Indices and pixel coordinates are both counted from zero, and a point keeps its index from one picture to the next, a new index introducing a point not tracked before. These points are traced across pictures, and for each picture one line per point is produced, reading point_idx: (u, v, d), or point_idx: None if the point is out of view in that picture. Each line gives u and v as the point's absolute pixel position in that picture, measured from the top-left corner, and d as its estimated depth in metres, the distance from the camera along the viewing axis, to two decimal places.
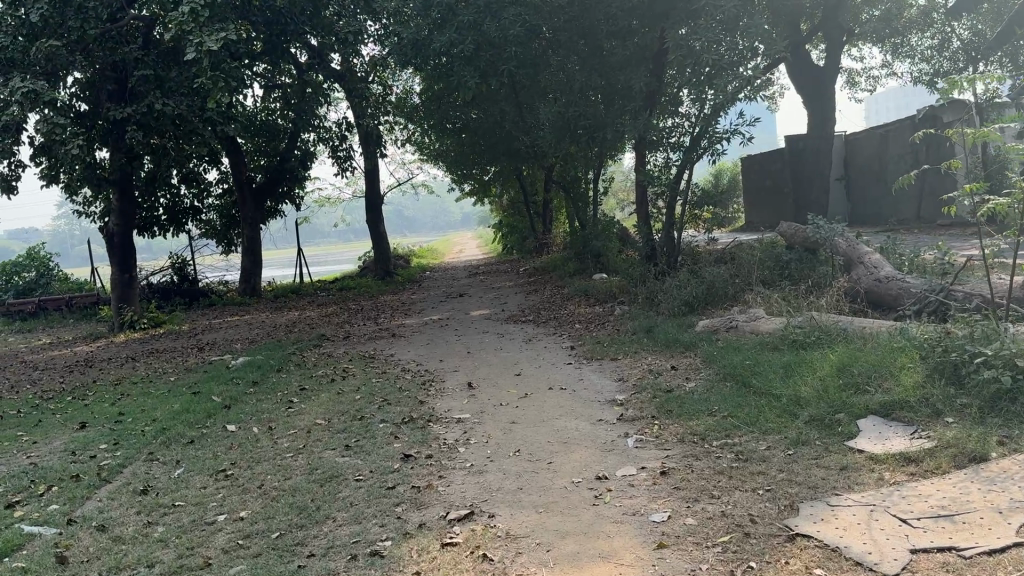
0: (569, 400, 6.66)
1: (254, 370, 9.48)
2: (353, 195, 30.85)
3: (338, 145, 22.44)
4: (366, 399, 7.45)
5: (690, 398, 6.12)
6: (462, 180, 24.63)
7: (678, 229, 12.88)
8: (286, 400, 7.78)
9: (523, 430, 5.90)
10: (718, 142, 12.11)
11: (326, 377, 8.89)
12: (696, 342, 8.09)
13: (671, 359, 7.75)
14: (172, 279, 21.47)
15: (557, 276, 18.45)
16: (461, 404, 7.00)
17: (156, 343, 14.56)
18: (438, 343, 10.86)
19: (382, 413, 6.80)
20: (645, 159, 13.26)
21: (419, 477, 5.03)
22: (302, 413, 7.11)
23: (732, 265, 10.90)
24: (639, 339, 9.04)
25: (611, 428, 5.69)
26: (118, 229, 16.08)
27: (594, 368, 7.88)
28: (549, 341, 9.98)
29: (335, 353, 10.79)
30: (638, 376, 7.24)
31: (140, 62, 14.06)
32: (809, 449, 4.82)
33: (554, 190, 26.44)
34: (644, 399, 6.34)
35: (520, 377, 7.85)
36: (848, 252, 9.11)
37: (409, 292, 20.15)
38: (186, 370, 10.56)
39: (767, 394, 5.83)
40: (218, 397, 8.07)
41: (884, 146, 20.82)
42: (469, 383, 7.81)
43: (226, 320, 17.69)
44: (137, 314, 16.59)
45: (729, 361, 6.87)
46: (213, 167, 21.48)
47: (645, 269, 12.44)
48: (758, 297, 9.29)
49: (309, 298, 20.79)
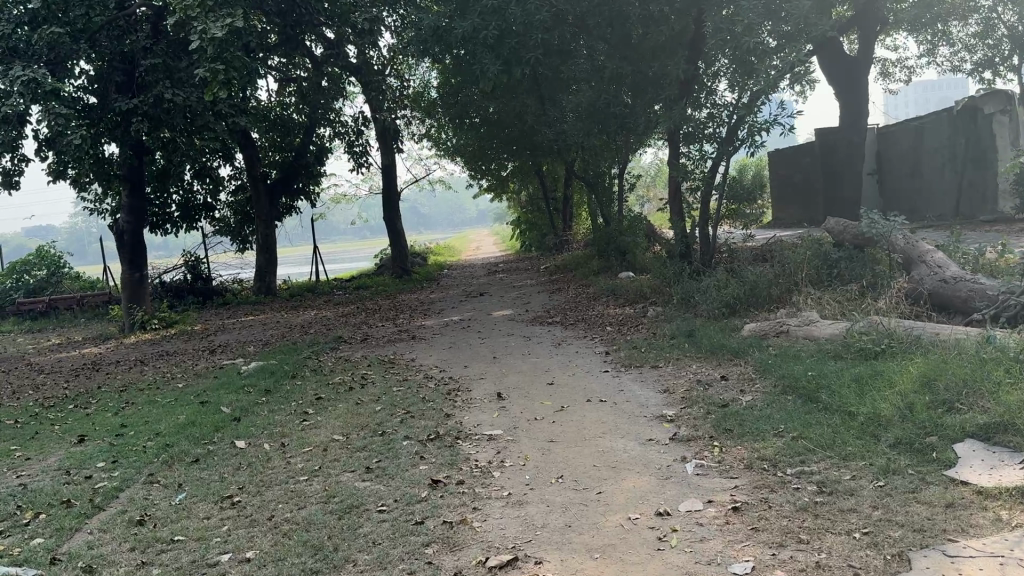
0: (612, 416, 6.01)
1: (266, 377, 8.90)
2: (369, 191, 30.32)
3: (354, 141, 21.88)
4: (387, 411, 6.84)
5: (751, 414, 5.49)
6: (480, 176, 24.02)
7: (713, 226, 12.20)
8: (300, 411, 7.18)
9: (564, 451, 5.26)
10: (757, 134, 11.43)
11: (345, 385, 8.30)
12: (744, 349, 7.45)
13: (719, 367, 7.11)
14: (185, 277, 20.83)
15: (580, 274, 17.82)
16: (491, 418, 6.36)
17: (167, 345, 14.05)
18: (462, 347, 10.24)
19: (405, 428, 6.18)
20: (677, 152, 12.60)
21: (451, 508, 4.40)
22: (318, 428, 6.51)
23: (775, 264, 10.24)
24: (680, 344, 8.40)
25: (665, 450, 5.04)
26: (129, 225, 15.57)
27: (634, 378, 7.24)
28: (581, 345, 9.33)
29: (353, 358, 10.20)
30: (687, 387, 6.58)
31: (150, 52, 13.54)
32: (903, 479, 4.16)
33: (574, 185, 25.79)
34: (697, 414, 5.70)
35: (554, 386, 7.21)
36: (907, 249, 8.42)
37: (427, 291, 19.58)
38: (196, 376, 10.01)
39: (841, 411, 5.18)
40: (227, 408, 7.50)
41: (918, 140, 19.98)
42: (498, 393, 7.18)
43: (239, 319, 17.15)
44: (147, 313, 16.07)
45: (789, 372, 6.23)
46: (227, 163, 20.96)
47: (678, 268, 11.77)
48: (808, 299, 8.63)
49: (326, 297, 20.25)
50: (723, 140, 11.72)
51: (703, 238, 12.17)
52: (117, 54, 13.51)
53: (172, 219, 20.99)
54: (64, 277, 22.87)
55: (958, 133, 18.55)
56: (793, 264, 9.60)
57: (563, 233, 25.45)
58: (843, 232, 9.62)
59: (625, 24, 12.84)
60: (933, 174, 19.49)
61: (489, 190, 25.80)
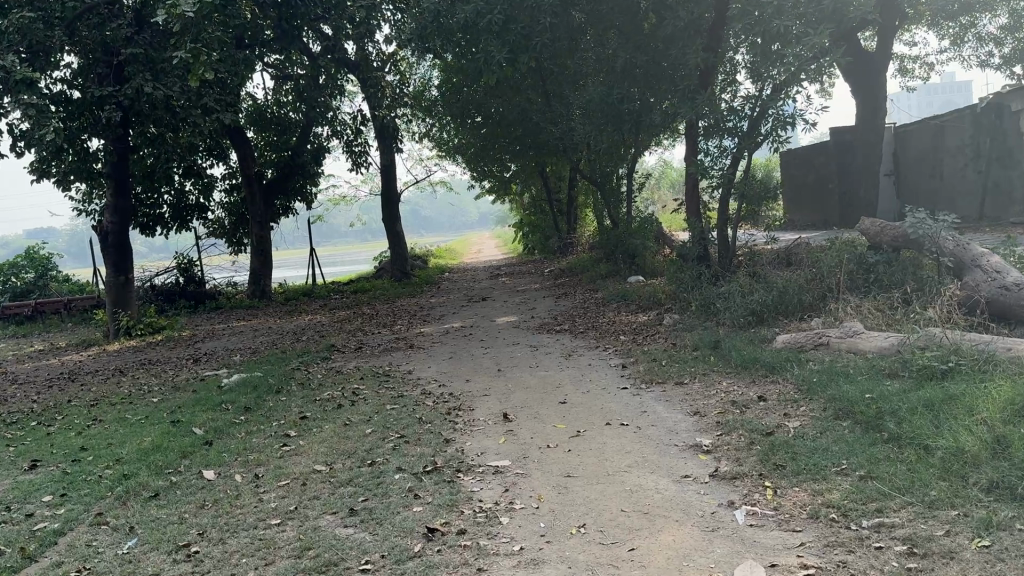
0: (637, 444, 5.19)
1: (249, 392, 8.09)
2: (368, 192, 29.52)
3: (352, 140, 21.10)
4: (379, 435, 6.03)
5: (805, 446, 4.69)
6: (482, 177, 23.19)
7: (732, 228, 11.38)
8: (281, 435, 6.36)
9: (584, 491, 4.44)
10: (784, 129, 10.64)
11: (333, 402, 7.48)
12: (781, 364, 6.64)
13: (755, 386, 6.29)
14: (176, 280, 19.77)
15: (587, 278, 16.96)
16: (497, 445, 5.53)
17: (151, 353, 13.23)
18: (462, 358, 9.42)
19: (397, 457, 5.35)
20: (695, 149, 11.82)
21: (449, 570, 3.58)
22: (298, 456, 5.70)
23: (804, 269, 9.44)
24: (705, 357, 7.57)
25: (705, 492, 4.23)
26: (114, 227, 14.73)
27: (658, 397, 6.42)
28: (593, 357, 8.48)
29: (345, 369, 9.38)
30: (721, 409, 5.77)
31: (131, 41, 12.76)
32: (1013, 536, 3.35)
33: (579, 186, 24.96)
34: (739, 444, 4.90)
35: (568, 407, 6.37)
36: (957, 252, 7.57)
37: (427, 296, 18.75)
38: (174, 389, 9.19)
39: (913, 444, 4.39)
40: (201, 428, 6.71)
41: (938, 139, 19.06)
42: (504, 414, 6.34)
43: (229, 325, 16.31)
44: (133, 318, 15.19)
45: (841, 395, 5.44)
46: (220, 163, 20.20)
47: (697, 273, 10.95)
48: (847, 309, 7.81)
49: (322, 301, 19.39)
50: (744, 135, 10.89)
51: (722, 240, 11.39)
52: (99, 43, 12.74)
53: (163, 219, 20.19)
54: (52, 280, 22.09)
55: (981, 132, 17.67)
56: (826, 269, 8.81)
57: (568, 235, 24.64)
58: (881, 233, 8.80)
59: (637, 12, 12.08)
60: (953, 175, 18.58)
61: (490, 191, 24.98)
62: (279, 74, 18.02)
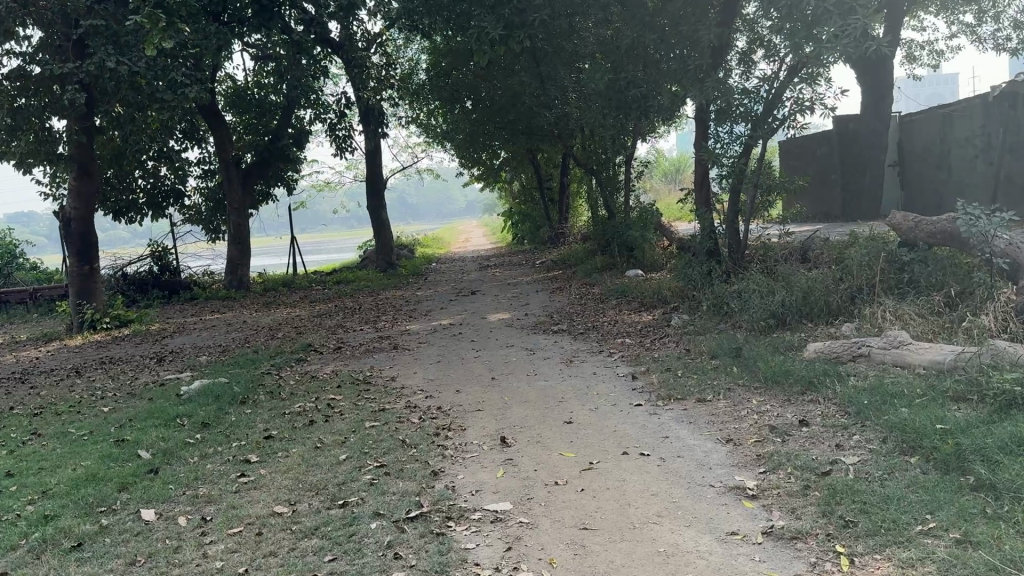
0: (663, 483, 4.33)
1: (212, 402, 7.18)
2: (353, 179, 28.53)
3: (336, 124, 20.07)
4: (354, 464, 5.14)
5: (873, 493, 3.85)
6: (471, 165, 22.26)
7: (745, 220, 10.52)
8: (240, 461, 5.46)
9: (607, 552, 3.57)
10: (802, 112, 9.80)
11: (304, 417, 6.57)
12: (820, 380, 5.81)
13: (793, 407, 5.44)
14: (151, 269, 18.76)
15: (581, 271, 16.11)
16: (493, 481, 4.62)
17: (114, 350, 12.25)
18: (451, 362, 8.50)
19: (374, 497, 4.46)
20: (704, 134, 10.88)
21: None
22: (258, 492, 4.80)
23: (829, 268, 8.62)
24: (726, 366, 6.72)
25: (761, 560, 3.38)
26: (77, 213, 13.67)
27: (680, 416, 5.57)
28: (598, 364, 7.59)
29: (321, 374, 8.46)
30: (755, 437, 4.93)
31: (92, 11, 11.78)
32: None
33: (571, 174, 24.09)
34: (791, 488, 4.06)
35: (574, 430, 5.48)
36: (1015, 252, 6.85)
37: (414, 288, 17.75)
38: (130, 397, 8.24)
39: (1015, 496, 3.55)
40: (149, 450, 5.79)
41: (945, 130, 17.98)
42: (500, 439, 5.41)
43: (201, 319, 15.29)
44: (99, 312, 14.12)
45: (904, 424, 4.61)
46: (196, 146, 19.18)
47: (707, 269, 10.09)
48: (886, 315, 7.00)
49: (303, 292, 18.41)
50: (760, 118, 9.86)
51: (733, 234, 10.47)
52: (57, 12, 11.73)
53: (137, 205, 19.10)
54: (18, 269, 20.97)
55: (992, 122, 16.44)
56: (855, 268, 7.98)
57: (559, 225, 23.80)
58: (916, 228, 7.95)
59: None
60: (960, 167, 17.52)
61: (479, 179, 24.06)
62: (259, 54, 17.00)
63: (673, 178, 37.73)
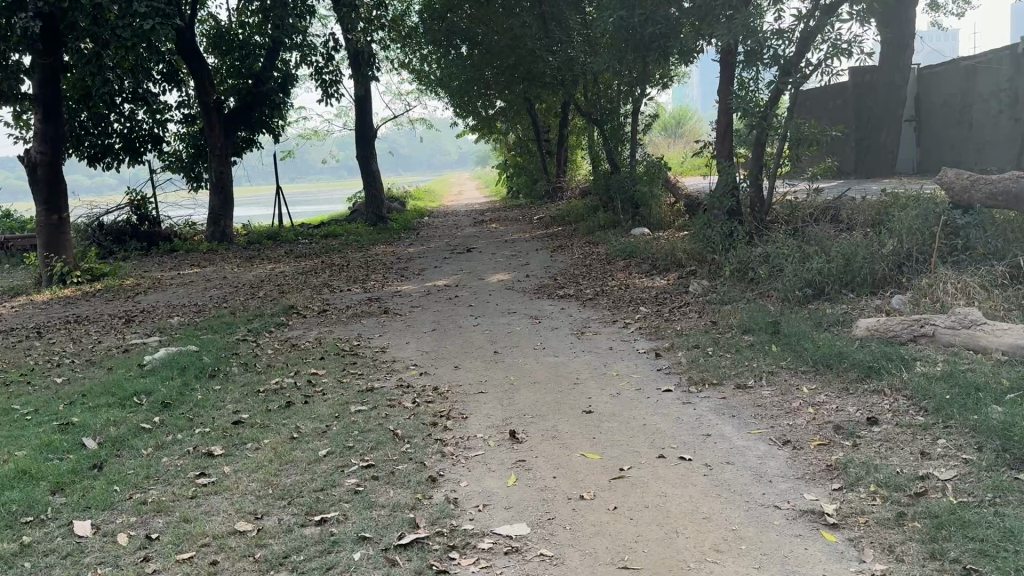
0: (718, 502, 3.50)
1: (177, 375, 6.30)
2: (343, 128, 27.39)
3: (323, 67, 18.89)
4: (336, 462, 4.30)
5: (990, 526, 3.03)
6: (465, 114, 21.16)
7: (769, 177, 9.61)
8: (201, 455, 4.61)
9: None
10: (838, 57, 8.85)
11: (281, 396, 5.73)
12: (881, 365, 4.99)
13: (857, 401, 4.61)
14: (130, 220, 17.52)
15: (582, 228, 15.20)
16: (504, 493, 3.79)
17: (82, 308, 11.32)
18: (447, 330, 7.63)
19: (360, 513, 3.62)
20: (729, 80, 9.90)
21: None
22: (219, 500, 3.95)
23: (870, 232, 7.76)
24: (764, 344, 5.88)
25: None
26: (42, 157, 12.52)
27: (722, 407, 4.74)
28: (615, 338, 6.74)
29: (302, 342, 7.58)
30: (818, 440, 4.11)
31: None
32: None
33: (570, 124, 23.01)
34: (881, 515, 3.24)
35: (598, 422, 4.64)
36: None
37: (406, 243, 16.85)
38: (88, 365, 7.35)
39: None
40: (98, 438, 4.93)
41: (968, 83, 16.72)
42: (509, 434, 4.56)
43: (179, 274, 14.33)
44: (69, 264, 12.98)
45: (1008, 426, 3.78)
46: (175, 89, 18.00)
47: (730, 230, 9.19)
48: (944, 287, 6.17)
49: (288, 246, 17.45)
50: (791, 63, 8.91)
51: (756, 190, 9.53)
52: None
53: (112, 150, 18.03)
54: None
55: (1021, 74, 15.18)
56: (904, 231, 7.11)
57: (557, 178, 22.84)
58: (971, 188, 7.08)
59: None
60: (983, 123, 16.30)
61: (474, 129, 23.00)
62: None
63: (674, 132, 37.08)
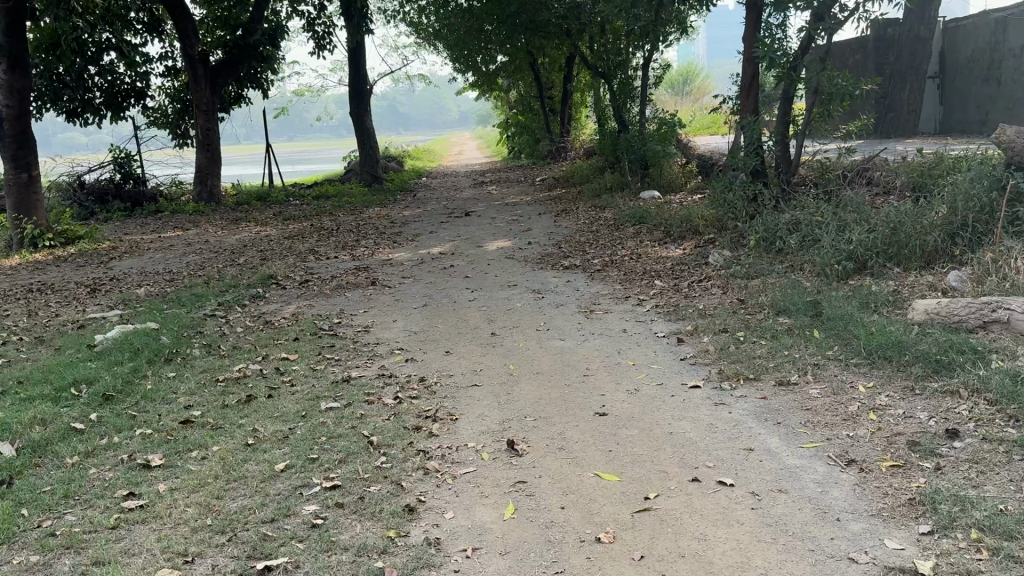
0: (777, 551, 2.71)
1: (127, 360, 5.49)
2: (338, 84, 26.26)
3: (315, 18, 17.82)
4: (296, 481, 3.50)
5: None
6: (464, 69, 20.09)
7: (797, 135, 8.69)
8: (138, 466, 3.82)
9: None
10: None
11: (244, 386, 4.93)
12: (954, 360, 4.17)
13: (928, 406, 3.81)
14: (112, 178, 16.59)
15: (587, 190, 14.27)
16: (499, 532, 2.98)
17: (48, 275, 10.47)
18: (440, 306, 6.79)
19: (318, 561, 2.83)
20: (756, 26, 8.94)
21: None
22: (146, 533, 3.16)
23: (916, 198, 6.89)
24: (804, 329, 5.07)
25: None
26: (7, 110, 11.52)
27: (765, 411, 3.94)
28: (630, 318, 5.91)
29: (277, 318, 6.76)
30: (888, 461, 3.33)
31: None
32: None
33: (575, 81, 21.90)
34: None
35: (615, 430, 3.83)
36: None
37: (401, 206, 15.96)
38: (36, 344, 6.52)
39: None
40: (18, 443, 4.11)
41: (998, 37, 15.57)
42: (508, 445, 3.74)
43: (160, 237, 13.45)
44: (41, 226, 12.04)
45: None
46: (158, 39, 16.93)
47: (754, 194, 8.32)
48: (1013, 264, 5.33)
49: (277, 207, 16.56)
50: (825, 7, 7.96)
51: (783, 150, 8.65)
52: None
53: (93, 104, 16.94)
54: None
55: None
56: (958, 197, 6.25)
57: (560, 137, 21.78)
58: None
59: None
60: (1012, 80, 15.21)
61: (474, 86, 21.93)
62: None
63: (682, 91, 35.90)
